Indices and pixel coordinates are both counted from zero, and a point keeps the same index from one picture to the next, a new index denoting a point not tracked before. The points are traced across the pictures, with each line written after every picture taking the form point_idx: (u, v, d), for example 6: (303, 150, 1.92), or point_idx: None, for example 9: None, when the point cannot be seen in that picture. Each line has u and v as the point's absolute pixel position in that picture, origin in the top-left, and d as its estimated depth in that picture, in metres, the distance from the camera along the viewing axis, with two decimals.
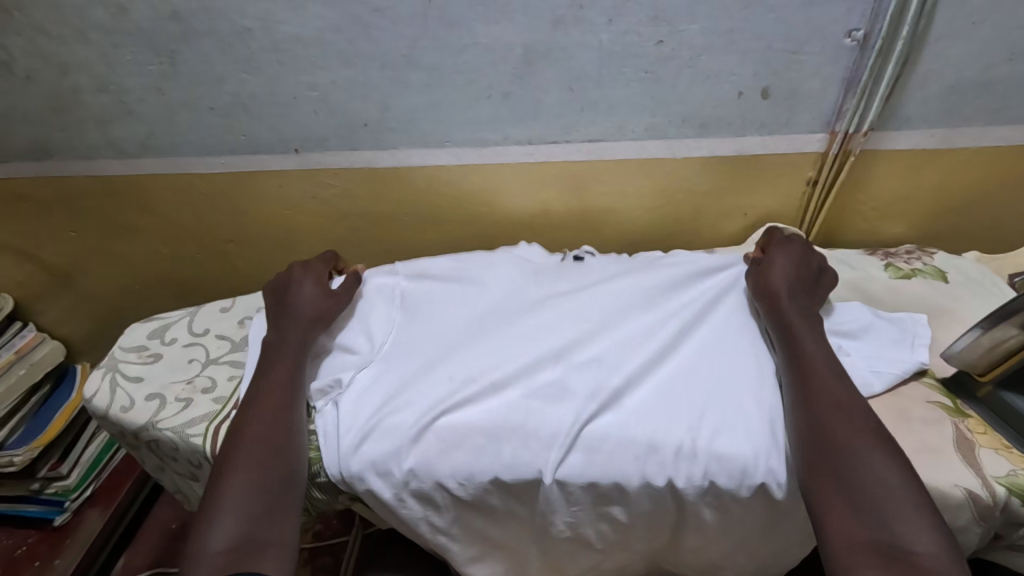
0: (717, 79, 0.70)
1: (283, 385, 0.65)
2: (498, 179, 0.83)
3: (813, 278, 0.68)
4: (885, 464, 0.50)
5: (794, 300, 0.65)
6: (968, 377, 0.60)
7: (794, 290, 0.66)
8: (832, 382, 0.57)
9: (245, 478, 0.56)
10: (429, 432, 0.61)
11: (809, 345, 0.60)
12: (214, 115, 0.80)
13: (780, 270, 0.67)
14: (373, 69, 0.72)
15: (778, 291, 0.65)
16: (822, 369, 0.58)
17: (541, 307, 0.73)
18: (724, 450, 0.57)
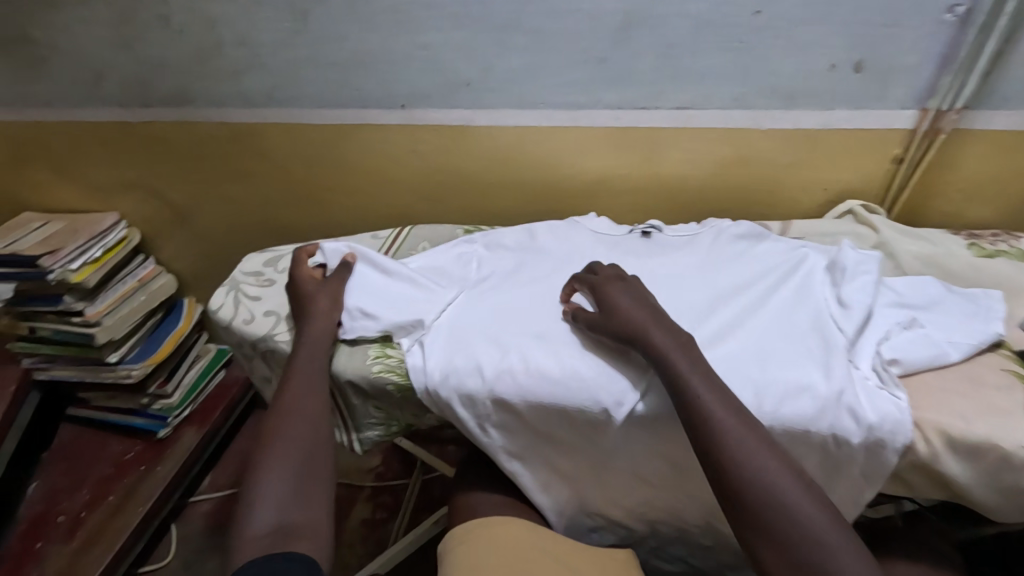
0: (809, 52, 0.73)
1: (307, 384, 0.68)
2: (585, 143, 0.88)
3: (649, 308, 0.66)
4: (809, 503, 0.51)
5: (662, 331, 0.62)
6: None
7: (652, 320, 0.64)
8: (744, 438, 0.54)
9: (276, 472, 0.60)
10: (507, 375, 0.67)
11: (707, 395, 0.57)
12: (334, 70, 0.88)
13: (626, 307, 0.65)
14: (481, 31, 0.79)
15: (636, 332, 0.63)
16: (729, 427, 0.55)
17: (618, 274, 0.78)
18: (790, 413, 0.59)
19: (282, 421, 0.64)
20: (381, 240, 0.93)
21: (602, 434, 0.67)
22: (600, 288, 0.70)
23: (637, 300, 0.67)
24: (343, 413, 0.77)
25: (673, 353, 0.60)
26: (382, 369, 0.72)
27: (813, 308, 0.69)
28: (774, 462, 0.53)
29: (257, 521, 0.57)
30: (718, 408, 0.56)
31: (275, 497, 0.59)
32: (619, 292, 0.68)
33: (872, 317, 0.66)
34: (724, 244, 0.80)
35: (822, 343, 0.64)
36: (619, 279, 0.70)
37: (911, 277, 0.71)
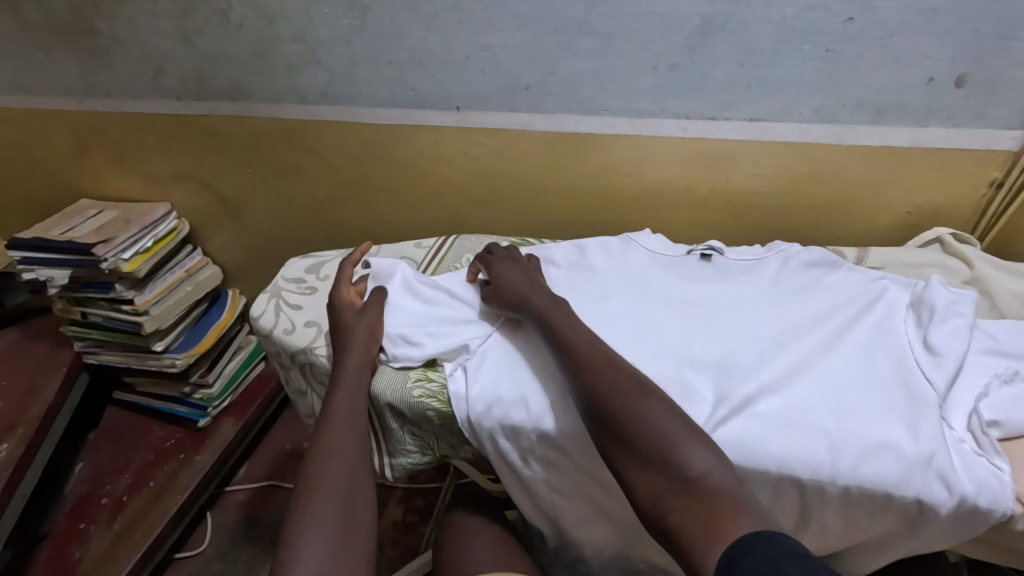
0: (904, 63, 0.67)
1: (343, 429, 0.65)
2: (648, 153, 0.84)
3: (528, 277, 0.73)
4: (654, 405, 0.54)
5: (537, 293, 0.70)
6: None
7: (533, 286, 0.71)
8: (608, 377, 0.57)
9: (315, 525, 0.55)
10: (556, 407, 0.64)
11: (580, 344, 0.61)
12: (390, 69, 0.86)
13: (512, 277, 0.72)
14: (546, 33, 0.75)
15: (520, 297, 0.70)
16: (593, 372, 0.58)
17: (677, 299, 0.74)
18: (867, 476, 0.54)
19: (320, 469, 0.60)
20: (426, 250, 0.90)
21: None
22: (490, 266, 0.77)
23: (516, 273, 0.73)
24: (378, 436, 0.74)
25: (551, 318, 0.66)
26: (422, 394, 0.69)
27: (893, 353, 0.63)
28: (642, 394, 0.55)
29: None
30: (581, 355, 0.60)
31: (315, 554, 0.53)
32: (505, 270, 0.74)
33: (966, 367, 0.60)
34: (793, 269, 0.75)
35: (905, 398, 0.59)
36: (511, 259, 0.77)
37: (1008, 323, 0.65)
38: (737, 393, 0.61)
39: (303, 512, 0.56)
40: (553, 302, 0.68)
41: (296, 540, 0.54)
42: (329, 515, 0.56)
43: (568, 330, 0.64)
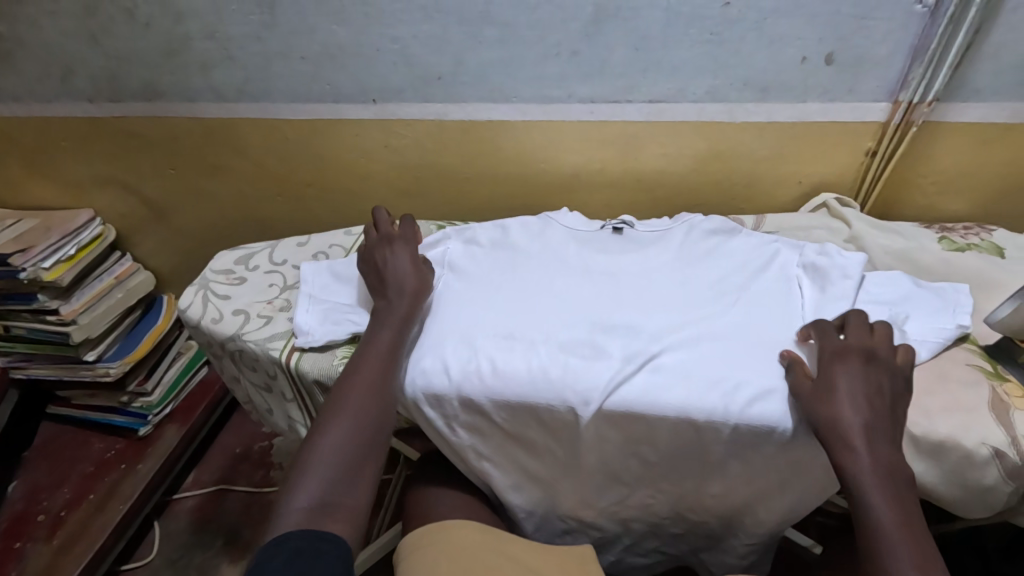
0: (780, 44, 0.72)
1: (377, 364, 0.66)
2: (561, 137, 0.87)
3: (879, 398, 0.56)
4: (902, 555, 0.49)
5: (872, 424, 0.55)
6: (1011, 344, 0.62)
7: (869, 417, 0.55)
8: (901, 532, 0.50)
9: (331, 449, 0.59)
10: (475, 374, 0.67)
11: (870, 481, 0.52)
12: (304, 64, 0.87)
13: (846, 394, 0.56)
14: (451, 24, 0.78)
15: (840, 423, 0.55)
16: (885, 521, 0.50)
17: (594, 270, 0.78)
18: (759, 413, 0.60)
19: (351, 393, 0.63)
20: (354, 238, 0.91)
21: (572, 433, 0.67)
22: (828, 355, 0.59)
23: (866, 386, 0.57)
24: (312, 411, 0.79)
25: (837, 447, 0.54)
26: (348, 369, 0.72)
27: (792, 308, 0.69)
28: (900, 548, 0.49)
29: (302, 492, 0.56)
30: (879, 495, 0.52)
31: (326, 472, 0.57)
32: (883, 373, 0.57)
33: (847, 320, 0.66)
34: (697, 240, 0.79)
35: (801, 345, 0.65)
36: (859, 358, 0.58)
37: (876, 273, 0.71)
38: (645, 353, 0.66)
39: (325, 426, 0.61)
40: (866, 429, 0.54)
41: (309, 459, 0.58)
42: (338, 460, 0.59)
43: (868, 466, 0.53)
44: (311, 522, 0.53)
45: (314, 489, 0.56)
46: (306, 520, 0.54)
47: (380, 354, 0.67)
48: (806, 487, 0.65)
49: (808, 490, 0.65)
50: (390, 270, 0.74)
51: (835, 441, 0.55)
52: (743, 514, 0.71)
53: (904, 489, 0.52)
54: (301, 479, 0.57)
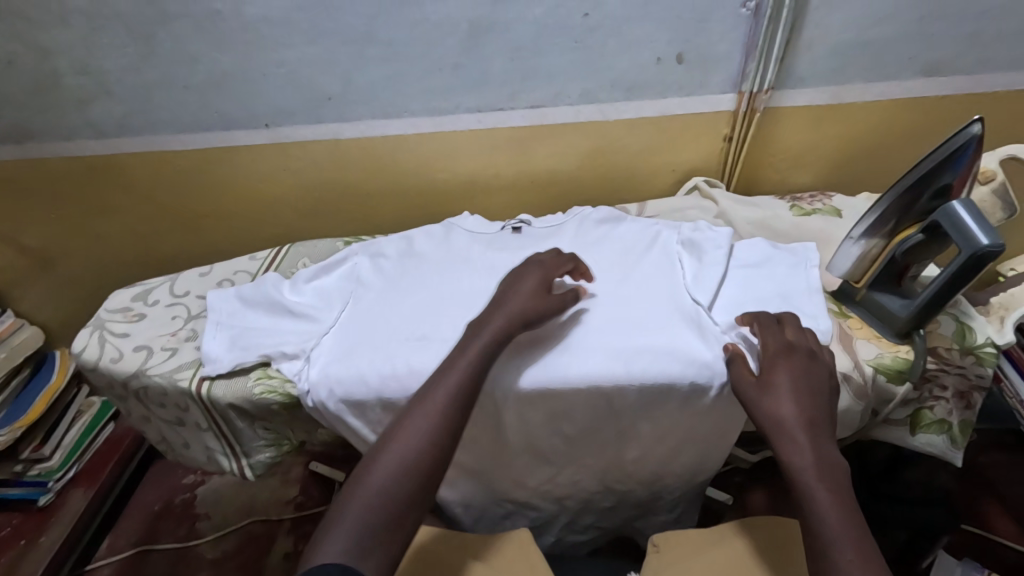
0: (637, 47, 0.81)
1: (460, 390, 0.60)
2: (455, 147, 0.92)
3: (818, 394, 0.60)
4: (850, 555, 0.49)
5: (810, 419, 0.58)
6: (848, 286, 0.73)
7: (807, 412, 0.58)
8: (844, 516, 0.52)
9: (369, 493, 0.54)
10: (390, 378, 0.69)
11: (809, 474, 0.54)
12: (189, 93, 0.86)
13: (785, 391, 0.59)
14: (335, 46, 0.81)
15: (785, 419, 0.58)
16: (825, 509, 0.52)
17: (500, 266, 0.82)
18: (658, 374, 0.66)
19: (437, 421, 0.58)
20: (259, 261, 0.91)
21: (493, 418, 0.70)
22: (770, 355, 0.62)
23: (804, 384, 0.60)
24: (228, 437, 0.78)
25: (777, 442, 0.57)
26: (263, 390, 0.72)
27: (684, 275, 0.75)
28: (847, 544, 0.50)
29: (329, 547, 0.51)
30: (819, 486, 0.54)
31: (352, 523, 0.53)
32: (816, 370, 0.61)
33: (726, 284, 0.74)
34: (589, 230, 0.85)
35: (692, 308, 0.71)
36: (800, 354, 0.62)
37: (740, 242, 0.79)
38: (555, 337, 0.71)
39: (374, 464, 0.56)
40: (804, 422, 0.57)
41: (355, 498, 0.54)
42: (382, 504, 0.54)
43: (808, 461, 0.55)
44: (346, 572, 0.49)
45: (344, 541, 0.51)
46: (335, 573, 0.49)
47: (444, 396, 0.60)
48: (709, 440, 0.71)
49: (712, 440, 0.72)
50: (500, 304, 0.68)
51: (776, 435, 0.58)
52: (661, 473, 0.76)
53: (843, 482, 0.54)
54: (328, 534, 0.52)
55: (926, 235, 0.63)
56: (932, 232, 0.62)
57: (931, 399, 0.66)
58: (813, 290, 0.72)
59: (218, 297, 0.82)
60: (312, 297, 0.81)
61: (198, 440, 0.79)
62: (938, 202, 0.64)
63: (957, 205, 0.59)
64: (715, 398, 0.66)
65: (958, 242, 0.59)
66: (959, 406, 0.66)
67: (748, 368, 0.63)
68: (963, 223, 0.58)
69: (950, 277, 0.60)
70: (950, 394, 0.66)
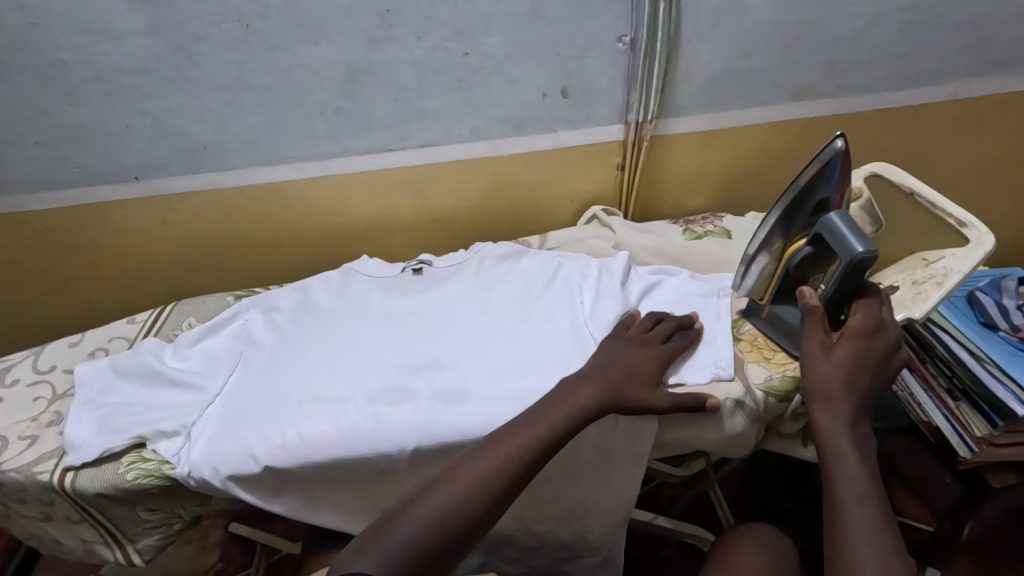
0: (521, 84, 0.81)
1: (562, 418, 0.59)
2: (348, 191, 0.89)
3: (877, 366, 0.61)
4: (869, 518, 0.52)
5: (860, 387, 0.59)
6: (755, 304, 0.75)
7: (858, 383, 0.59)
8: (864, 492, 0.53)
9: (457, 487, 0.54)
10: (281, 447, 0.64)
11: (842, 442, 0.56)
12: (41, 149, 0.78)
13: (841, 356, 0.60)
14: (203, 94, 0.76)
15: (839, 383, 0.59)
16: (852, 472, 0.55)
17: (400, 313, 0.79)
18: None
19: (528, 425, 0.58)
20: (138, 325, 0.84)
21: (396, 478, 0.67)
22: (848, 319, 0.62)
23: (865, 355, 0.60)
24: (107, 526, 0.70)
25: (815, 407, 0.59)
26: (138, 475, 0.65)
27: (583, 311, 0.75)
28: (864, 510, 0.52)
29: (421, 514, 0.52)
30: (851, 455, 0.56)
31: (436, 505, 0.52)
32: (877, 348, 0.61)
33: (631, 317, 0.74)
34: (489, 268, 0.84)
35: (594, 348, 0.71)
36: (871, 330, 0.61)
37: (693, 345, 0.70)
38: (455, 388, 0.68)
39: (471, 459, 0.56)
40: (852, 391, 0.58)
41: (446, 480, 0.54)
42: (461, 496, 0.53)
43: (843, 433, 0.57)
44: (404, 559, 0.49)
45: (425, 518, 0.52)
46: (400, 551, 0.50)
47: (538, 434, 0.57)
48: (624, 479, 0.70)
49: (624, 480, 0.70)
50: (603, 369, 0.64)
51: (819, 396, 0.59)
52: (580, 513, 0.73)
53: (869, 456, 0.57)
54: (421, 499, 0.53)
55: (814, 247, 0.66)
56: (817, 245, 0.66)
57: None
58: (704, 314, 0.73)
59: (85, 371, 0.74)
60: (196, 361, 0.75)
61: (72, 531, 0.71)
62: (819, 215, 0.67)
63: (833, 218, 0.63)
64: None
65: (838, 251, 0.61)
66: None
67: (815, 322, 0.63)
68: (840, 233, 0.61)
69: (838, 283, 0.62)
70: None
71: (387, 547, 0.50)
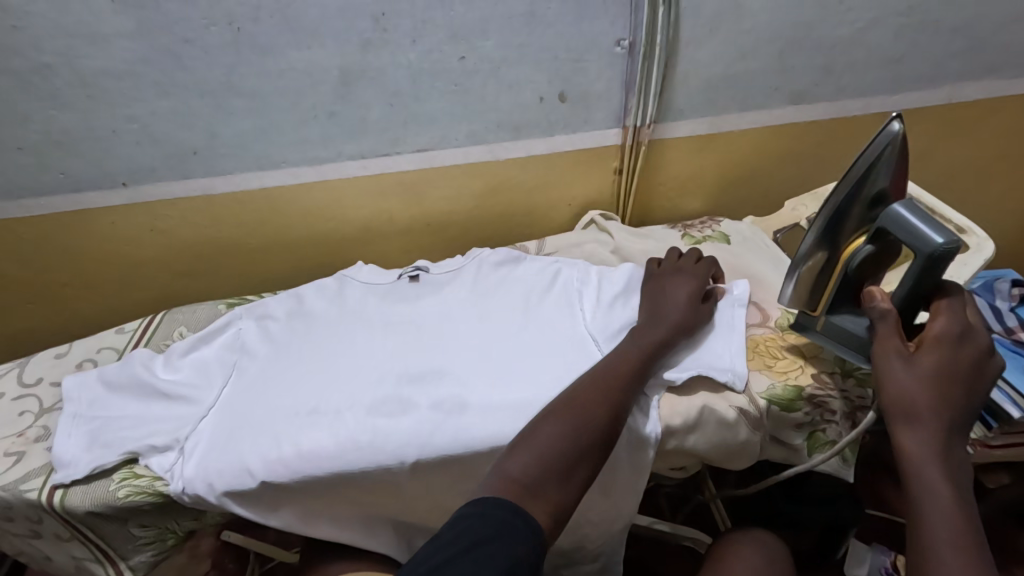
0: (518, 88, 0.80)
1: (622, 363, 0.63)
2: (341, 196, 0.87)
3: (967, 377, 0.57)
4: (960, 554, 0.49)
5: (948, 403, 0.55)
6: (805, 316, 0.69)
7: (946, 399, 0.55)
8: (952, 522, 0.51)
9: (564, 423, 0.56)
10: (278, 461, 0.63)
11: (929, 466, 0.54)
12: (24, 154, 0.76)
13: (923, 369, 0.56)
14: (193, 98, 0.74)
15: (923, 402, 0.55)
16: (940, 501, 0.52)
17: (397, 322, 0.78)
18: None
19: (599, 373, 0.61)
20: (127, 335, 0.82)
21: (396, 489, 0.66)
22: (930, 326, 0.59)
23: (953, 364, 0.57)
24: (97, 543, 0.68)
25: (898, 425, 0.56)
26: (129, 492, 0.64)
27: (582, 322, 0.74)
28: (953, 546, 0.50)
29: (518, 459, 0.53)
30: (939, 484, 0.53)
31: (552, 434, 0.55)
32: (966, 356, 0.57)
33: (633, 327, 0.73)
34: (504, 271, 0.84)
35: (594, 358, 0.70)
36: (957, 336, 0.57)
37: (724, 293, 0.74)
38: (455, 398, 0.67)
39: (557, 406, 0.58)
40: (937, 407, 0.55)
41: (541, 422, 0.56)
42: (566, 424, 0.55)
43: (929, 455, 0.54)
44: (516, 491, 0.50)
45: (529, 453, 0.53)
46: (511, 488, 0.50)
47: (611, 369, 0.62)
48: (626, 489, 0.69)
49: (626, 490, 0.69)
50: (658, 306, 0.70)
51: (901, 413, 0.56)
52: (580, 524, 0.73)
53: (960, 479, 0.54)
54: (513, 451, 0.54)
55: (876, 245, 0.62)
56: (880, 240, 0.62)
57: (823, 422, 0.67)
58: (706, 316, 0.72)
59: (73, 385, 0.72)
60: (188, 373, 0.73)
61: (60, 550, 0.69)
62: (878, 209, 0.63)
63: (902, 210, 0.59)
64: (618, 447, 0.65)
65: (914, 245, 0.57)
66: (847, 427, 0.67)
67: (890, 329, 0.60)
68: (913, 226, 0.57)
69: (915, 283, 0.59)
70: (839, 416, 0.67)
71: (496, 487, 0.50)
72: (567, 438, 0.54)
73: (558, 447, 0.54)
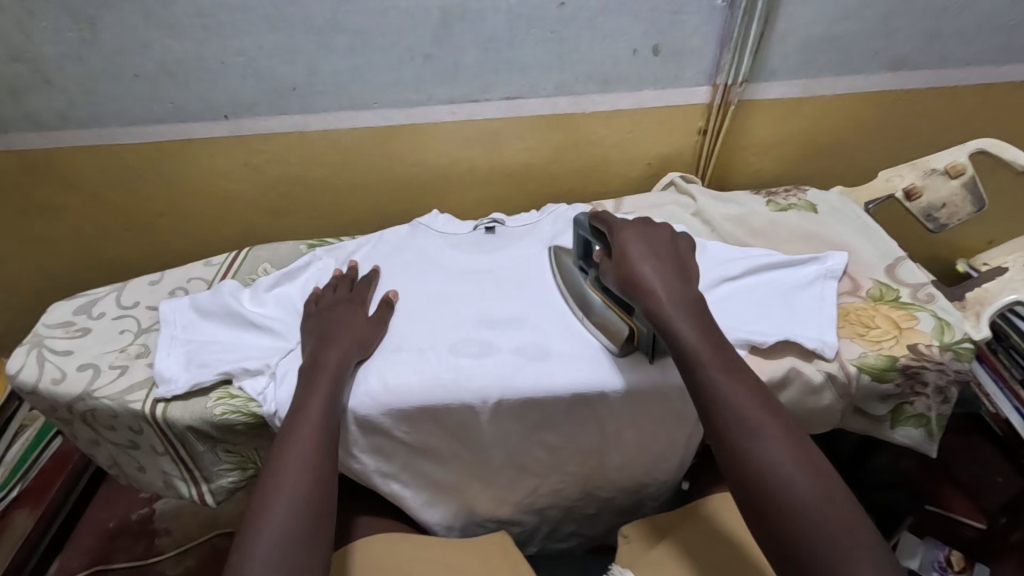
0: (613, 39, 0.78)
1: (323, 412, 0.60)
2: (425, 142, 0.88)
3: (667, 247, 0.66)
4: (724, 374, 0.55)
5: (663, 264, 0.63)
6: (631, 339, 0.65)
7: (656, 262, 0.63)
8: (707, 343, 0.57)
9: (293, 473, 0.56)
10: (367, 395, 0.65)
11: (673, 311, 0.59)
12: (139, 82, 0.79)
13: (632, 251, 0.64)
14: (297, 34, 0.75)
15: (643, 274, 0.62)
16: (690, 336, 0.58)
17: (476, 271, 0.78)
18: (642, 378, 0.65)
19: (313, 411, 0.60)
20: (215, 267, 0.85)
21: (475, 430, 0.67)
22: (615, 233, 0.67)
23: (648, 243, 0.66)
24: (187, 462, 0.73)
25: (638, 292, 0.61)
26: (225, 411, 0.67)
27: None
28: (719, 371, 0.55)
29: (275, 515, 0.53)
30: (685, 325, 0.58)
31: (289, 495, 0.55)
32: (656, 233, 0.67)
33: (717, 290, 0.70)
34: (332, 296, 0.74)
35: None
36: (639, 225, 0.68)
37: (824, 258, 0.73)
38: (536, 345, 0.68)
39: (281, 463, 0.57)
40: (654, 267, 0.63)
41: (274, 478, 0.56)
42: (299, 476, 0.56)
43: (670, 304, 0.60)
44: (292, 552, 0.52)
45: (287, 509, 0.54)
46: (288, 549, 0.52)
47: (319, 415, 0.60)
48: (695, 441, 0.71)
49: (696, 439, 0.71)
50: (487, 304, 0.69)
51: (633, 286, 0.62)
52: (646, 483, 0.76)
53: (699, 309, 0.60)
54: (276, 501, 0.54)
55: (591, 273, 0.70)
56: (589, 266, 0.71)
57: (912, 395, 0.66)
58: (797, 288, 0.70)
59: (170, 308, 0.76)
60: (274, 306, 0.75)
61: (153, 463, 0.74)
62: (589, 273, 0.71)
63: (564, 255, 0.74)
64: None
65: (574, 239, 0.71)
66: (937, 401, 0.66)
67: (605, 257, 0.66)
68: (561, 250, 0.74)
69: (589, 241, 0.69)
70: (930, 389, 0.66)
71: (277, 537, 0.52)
72: (300, 501, 0.54)
73: (299, 505, 0.54)
